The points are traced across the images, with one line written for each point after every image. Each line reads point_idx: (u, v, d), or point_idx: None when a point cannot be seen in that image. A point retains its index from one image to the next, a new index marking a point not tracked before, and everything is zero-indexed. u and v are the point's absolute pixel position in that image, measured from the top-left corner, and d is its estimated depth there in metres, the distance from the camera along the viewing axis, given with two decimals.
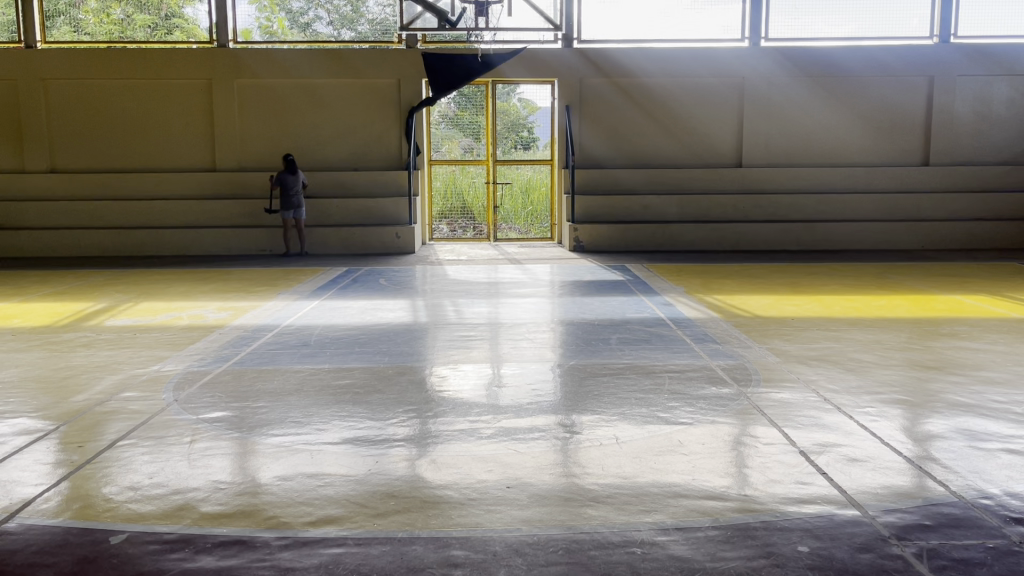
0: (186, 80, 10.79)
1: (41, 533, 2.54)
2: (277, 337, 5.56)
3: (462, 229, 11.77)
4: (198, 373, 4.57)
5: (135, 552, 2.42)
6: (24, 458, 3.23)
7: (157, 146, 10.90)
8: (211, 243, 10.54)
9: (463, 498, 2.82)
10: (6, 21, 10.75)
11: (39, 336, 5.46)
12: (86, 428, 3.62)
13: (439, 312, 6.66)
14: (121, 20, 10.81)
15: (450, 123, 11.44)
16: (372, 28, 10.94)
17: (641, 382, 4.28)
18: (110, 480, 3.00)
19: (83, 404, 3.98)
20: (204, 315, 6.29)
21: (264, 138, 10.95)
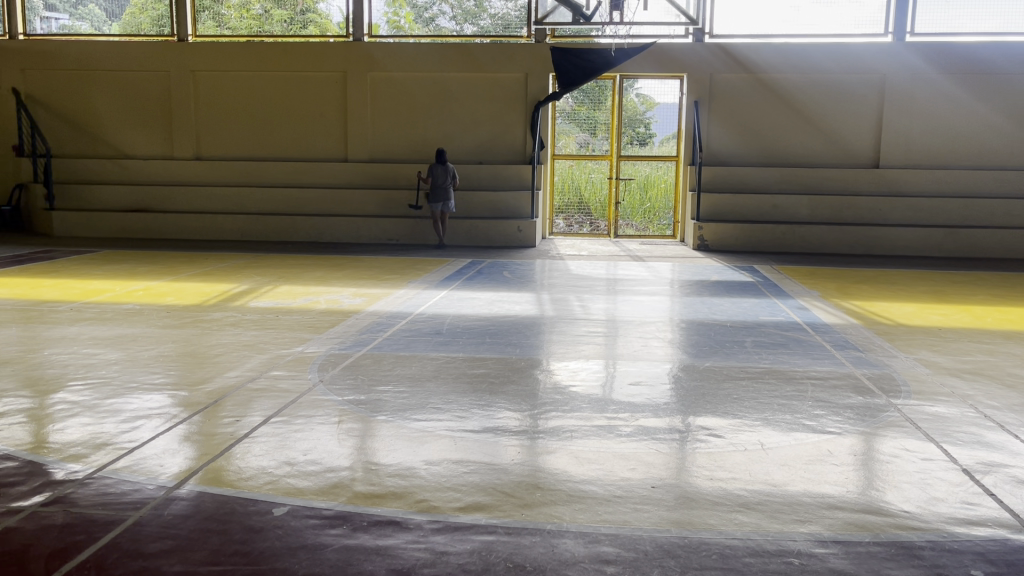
0: (323, 73, 11.18)
1: (210, 500, 2.68)
2: (410, 325, 5.69)
3: (579, 225, 11.76)
4: (340, 355, 4.75)
5: (297, 525, 2.52)
6: (188, 429, 3.42)
7: (295, 137, 11.35)
8: (342, 231, 10.89)
9: (609, 494, 2.81)
10: (157, 15, 11.41)
11: (191, 314, 5.78)
12: (239, 404, 3.80)
13: (565, 306, 6.67)
14: (259, 15, 11.32)
15: (568, 118, 11.41)
16: (494, 23, 11.04)
17: (782, 387, 4.16)
18: (268, 454, 3.14)
19: (236, 380, 4.19)
20: (339, 300, 6.51)
21: (395, 130, 11.22)
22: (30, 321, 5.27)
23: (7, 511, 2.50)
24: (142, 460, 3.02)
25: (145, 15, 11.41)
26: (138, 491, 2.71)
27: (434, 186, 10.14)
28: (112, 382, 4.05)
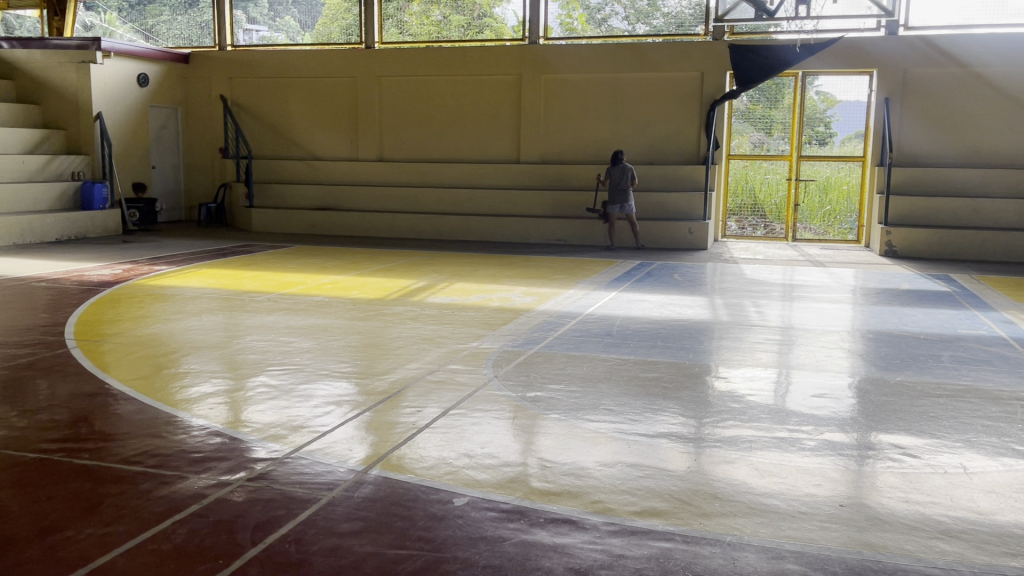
0: (499, 76, 11.44)
1: (394, 486, 2.80)
2: (581, 325, 5.71)
3: (752, 227, 11.34)
4: (512, 352, 4.84)
5: (476, 516, 2.58)
6: (373, 416, 3.58)
7: (470, 139, 11.68)
8: (514, 231, 11.09)
9: (793, 510, 2.69)
10: (346, 24, 12.06)
11: (374, 307, 6.08)
12: (419, 395, 3.94)
13: (740, 311, 6.45)
14: (439, 21, 11.74)
15: (742, 117, 11.07)
16: (667, 22, 10.86)
17: (986, 408, 3.82)
18: (446, 445, 3.24)
19: (416, 372, 4.36)
20: (511, 298, 6.63)
21: (567, 131, 11.29)
22: (233, 309, 5.73)
23: (217, 482, 2.71)
24: (333, 444, 3.19)
25: (335, 25, 12.11)
26: (330, 473, 2.87)
27: (613, 187, 9.97)
28: (304, 368, 4.33)
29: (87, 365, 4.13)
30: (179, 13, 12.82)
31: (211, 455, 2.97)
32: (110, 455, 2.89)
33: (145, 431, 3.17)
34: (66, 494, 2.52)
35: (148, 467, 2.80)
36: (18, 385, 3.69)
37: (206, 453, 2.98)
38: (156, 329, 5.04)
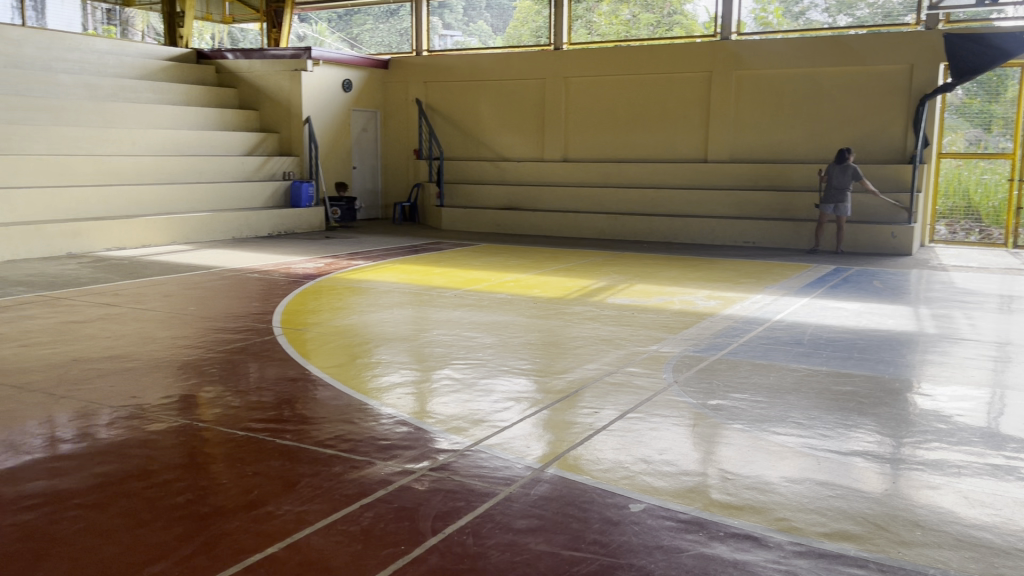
0: (688, 73, 11.18)
1: (569, 486, 2.80)
2: (768, 332, 5.46)
3: (964, 232, 10.41)
4: (694, 358, 4.71)
5: (653, 524, 2.52)
6: (551, 415, 3.60)
7: (656, 138, 11.52)
8: (698, 231, 10.80)
9: (1007, 546, 2.42)
10: (536, 26, 12.27)
11: (555, 306, 6.12)
12: (597, 396, 3.92)
13: (948, 323, 5.93)
14: (628, 20, 11.74)
15: (957, 113, 10.21)
16: (873, 12, 10.29)
17: None
18: (624, 449, 3.19)
19: (595, 373, 4.34)
20: (694, 301, 6.46)
21: (758, 128, 10.87)
22: (421, 304, 5.98)
23: (403, 469, 2.83)
24: (512, 439, 3.23)
25: (525, 27, 12.35)
26: (509, 469, 2.91)
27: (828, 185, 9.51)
28: (486, 363, 4.43)
29: (290, 352, 4.43)
30: (381, 21, 13.61)
31: (397, 443, 3.10)
32: (308, 437, 3.09)
33: (340, 417, 3.36)
34: (270, 471, 2.72)
35: (340, 451, 2.96)
36: (233, 367, 4.02)
37: (393, 441, 3.12)
38: (352, 320, 5.34)
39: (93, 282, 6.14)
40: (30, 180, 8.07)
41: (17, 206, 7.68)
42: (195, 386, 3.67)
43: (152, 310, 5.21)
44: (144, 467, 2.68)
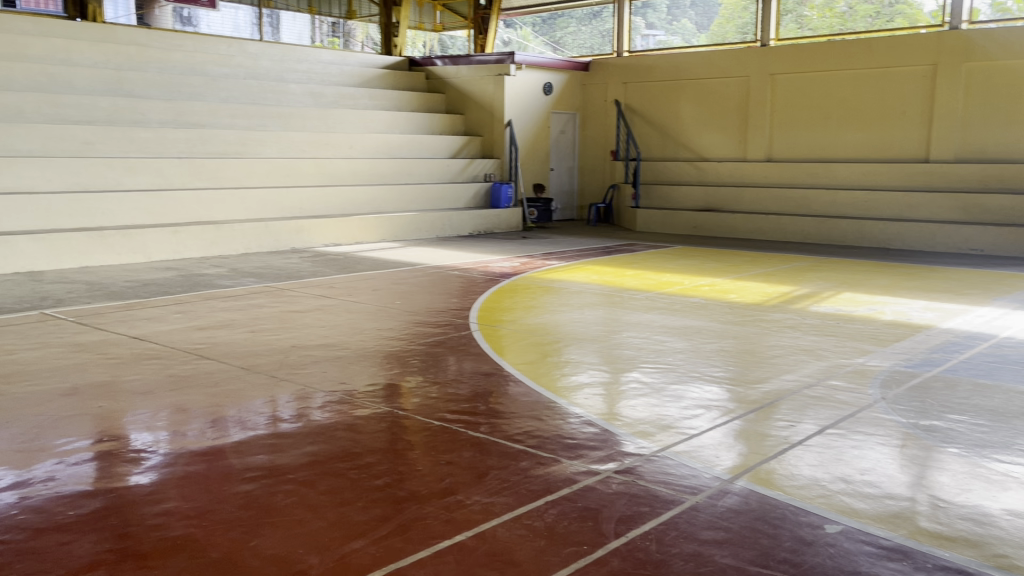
0: (910, 67, 10.38)
1: (759, 500, 2.69)
2: (994, 349, 4.96)
3: None
4: (906, 374, 4.36)
5: (851, 548, 2.38)
6: (744, 425, 3.48)
7: (871, 137, 10.77)
8: (915, 237, 9.99)
9: None
10: (742, 23, 11.93)
11: (752, 312, 5.90)
12: (794, 408, 3.74)
13: None
14: (843, 12, 11.04)
15: None
16: None
17: None
18: (822, 466, 3.03)
19: (793, 384, 4.14)
20: (908, 312, 5.99)
21: (991, 125, 9.87)
22: (614, 305, 5.97)
23: (589, 470, 2.85)
24: (701, 447, 3.16)
25: (731, 24, 12.02)
26: (696, 477, 2.85)
27: None
28: (677, 369, 4.35)
29: (484, 347, 4.58)
30: (583, 24, 13.75)
31: (584, 443, 3.13)
32: (499, 431, 3.19)
33: (530, 413, 3.44)
34: (462, 462, 2.83)
35: (528, 447, 3.03)
36: (432, 360, 4.22)
37: (581, 441, 3.14)
38: (545, 319, 5.43)
39: (311, 276, 6.65)
40: (262, 181, 8.88)
41: (251, 204, 8.48)
42: (397, 376, 3.89)
43: (362, 303, 5.57)
44: (349, 450, 2.87)
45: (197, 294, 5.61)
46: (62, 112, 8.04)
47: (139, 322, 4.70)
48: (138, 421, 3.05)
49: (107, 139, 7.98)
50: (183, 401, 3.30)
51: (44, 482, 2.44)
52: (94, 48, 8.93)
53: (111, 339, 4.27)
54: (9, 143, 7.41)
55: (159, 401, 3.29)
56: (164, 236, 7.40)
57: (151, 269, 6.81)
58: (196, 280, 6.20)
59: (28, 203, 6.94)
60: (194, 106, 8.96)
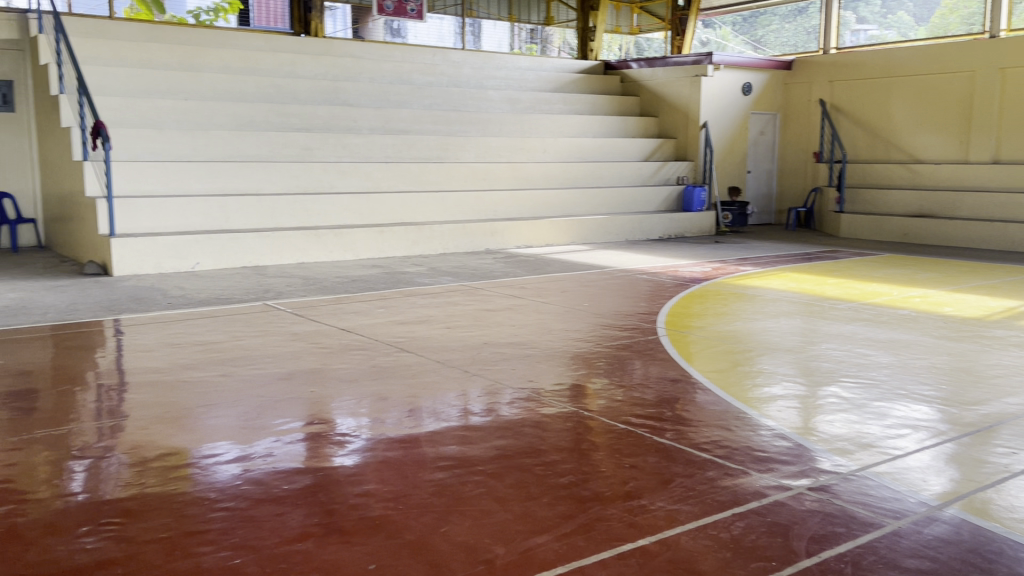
0: None
1: (972, 531, 2.47)
2: None
3: None
4: None
5: None
6: (957, 449, 3.20)
7: None
8: None
9: None
10: (968, 13, 11.08)
11: (970, 327, 5.41)
12: (1017, 435, 3.39)
13: None
14: None
15: None
16: None
17: None
18: None
19: (1017, 408, 3.76)
20: None
21: None
22: (812, 315, 5.68)
23: (779, 485, 2.74)
24: (906, 470, 2.95)
25: (955, 15, 11.24)
26: (899, 501, 2.66)
27: None
28: (881, 385, 4.07)
29: (672, 353, 4.52)
30: (787, 21, 13.19)
31: (776, 456, 3.01)
32: (686, 439, 3.13)
33: (718, 422, 3.35)
34: (646, 467, 2.81)
35: (715, 457, 2.96)
36: (619, 363, 4.22)
37: (772, 454, 3.03)
38: (737, 327, 5.27)
39: (504, 276, 6.84)
40: (460, 184, 9.24)
41: (449, 206, 8.85)
42: (584, 377, 3.92)
43: (551, 305, 5.66)
44: (536, 447, 2.94)
45: (399, 291, 5.93)
46: (286, 120, 8.78)
47: (347, 315, 5.05)
48: (343, 407, 3.29)
49: (323, 145, 8.62)
50: (383, 391, 3.51)
51: (263, 457, 2.69)
52: (315, 61, 9.66)
53: (322, 330, 4.61)
54: (242, 149, 8.19)
55: (361, 390, 3.52)
56: (370, 236, 7.89)
57: (359, 266, 7.28)
58: (399, 278, 6.56)
59: (255, 203, 7.63)
60: (401, 113, 9.48)
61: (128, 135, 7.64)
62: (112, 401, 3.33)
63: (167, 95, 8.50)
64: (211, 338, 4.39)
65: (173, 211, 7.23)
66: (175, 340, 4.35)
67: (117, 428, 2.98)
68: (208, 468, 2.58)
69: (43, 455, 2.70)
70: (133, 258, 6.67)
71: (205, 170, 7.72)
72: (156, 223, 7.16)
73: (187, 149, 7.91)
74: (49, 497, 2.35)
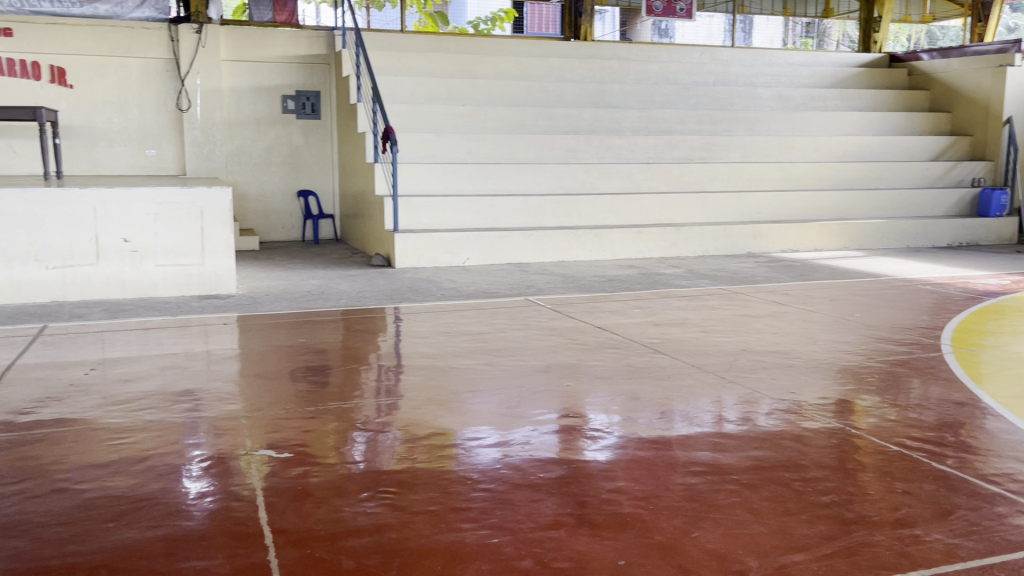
0: None
1: None
2: None
3: None
4: None
5: None
6: None
7: None
8: None
9: None
10: None
11: None
12: None
13: None
14: None
15: None
16: None
17: None
18: None
19: None
20: None
21: None
22: None
23: None
24: None
25: None
26: None
27: None
28: None
29: (958, 372, 4.08)
30: None
31: None
32: (972, 469, 2.82)
33: (1012, 454, 2.98)
34: (922, 494, 2.57)
35: (1007, 492, 2.63)
36: (894, 380, 3.89)
37: None
38: None
39: (766, 281, 6.57)
40: (723, 185, 9.01)
41: (711, 207, 8.65)
42: (852, 393, 3.66)
43: (818, 313, 5.35)
44: (796, 461, 2.80)
45: (656, 292, 5.91)
46: (553, 123, 9.08)
47: (605, 314, 5.12)
48: (597, 403, 3.34)
49: (587, 147, 8.80)
50: (637, 390, 3.53)
51: (521, 444, 2.82)
52: (583, 64, 9.87)
53: (580, 327, 4.72)
54: (511, 151, 8.59)
55: (615, 388, 3.56)
56: (630, 236, 7.94)
57: (617, 266, 7.35)
58: (657, 279, 6.54)
59: (521, 203, 7.98)
60: (665, 113, 9.43)
61: (413, 139, 8.32)
62: (388, 381, 3.66)
63: (447, 101, 9.13)
64: (477, 330, 4.66)
65: (447, 209, 7.77)
66: (446, 330, 4.67)
67: (392, 406, 3.27)
68: (471, 450, 2.75)
69: (334, 425, 3.04)
70: (413, 252, 7.25)
71: (477, 171, 8.21)
72: (433, 220, 7.73)
73: (463, 151, 8.45)
74: (336, 463, 2.63)
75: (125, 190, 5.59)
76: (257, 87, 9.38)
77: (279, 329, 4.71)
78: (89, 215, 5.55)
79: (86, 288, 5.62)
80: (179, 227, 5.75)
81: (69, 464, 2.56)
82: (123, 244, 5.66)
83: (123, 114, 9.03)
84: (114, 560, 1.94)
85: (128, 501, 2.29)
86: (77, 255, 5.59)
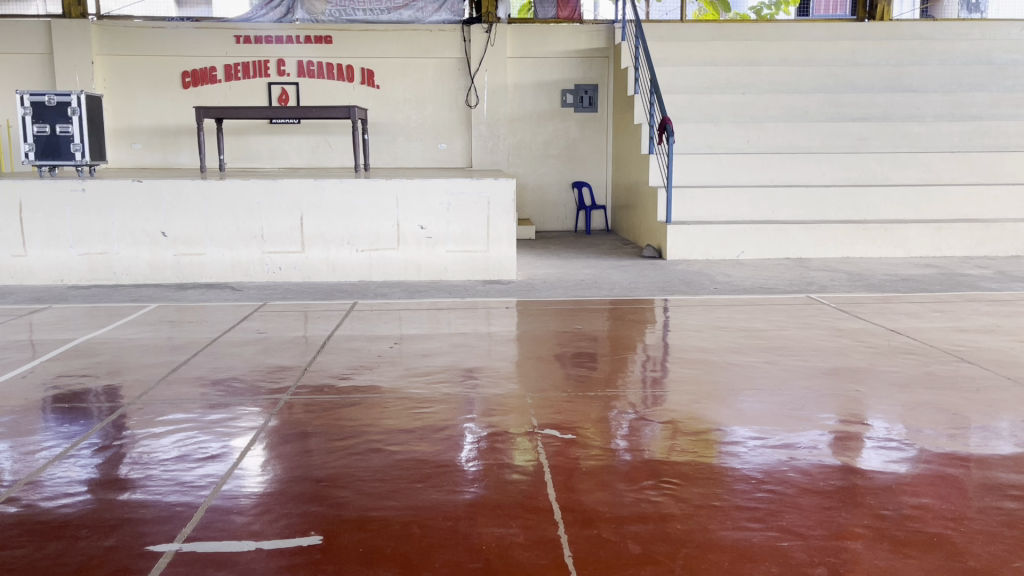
0: None
1: None
2: None
3: None
4: None
5: None
6: None
7: None
8: None
9: None
10: None
11: None
12: None
13: None
14: None
15: None
16: None
17: None
18: None
19: None
20: None
21: None
22: None
23: None
24: None
25: None
26: None
27: None
28: None
29: None
30: None
31: None
32: None
33: None
34: None
35: None
36: None
37: None
38: None
39: None
40: None
41: None
42: None
43: None
44: None
45: (960, 294, 5.36)
46: (841, 110, 8.52)
47: (897, 316, 4.74)
48: (887, 411, 3.11)
49: (880, 135, 8.17)
50: (940, 401, 3.23)
51: (808, 448, 2.70)
52: (879, 46, 9.15)
53: (868, 329, 4.41)
54: (793, 141, 8.20)
55: (913, 397, 3.29)
56: (927, 232, 7.25)
57: (911, 265, 6.76)
58: (960, 280, 5.93)
59: (803, 196, 7.60)
60: (976, 97, 8.52)
61: (689, 129, 8.24)
62: (656, 372, 3.66)
63: (726, 90, 8.92)
64: (755, 326, 4.52)
65: (723, 201, 7.60)
66: (721, 324, 4.59)
67: (661, 398, 3.26)
68: (753, 449, 2.68)
69: (612, 410, 3.11)
70: (685, 244, 7.19)
71: (755, 161, 7.95)
72: (707, 212, 7.61)
73: (741, 142, 8.22)
74: (615, 447, 2.69)
75: (423, 182, 6.09)
76: (538, 82, 9.77)
77: (556, 315, 4.90)
78: (392, 204, 6.13)
79: (388, 270, 6.21)
80: (468, 216, 6.16)
81: (381, 427, 2.86)
82: (420, 231, 6.17)
83: (419, 111, 9.82)
84: (423, 518, 2.14)
85: (431, 466, 2.51)
86: (381, 240, 6.18)
